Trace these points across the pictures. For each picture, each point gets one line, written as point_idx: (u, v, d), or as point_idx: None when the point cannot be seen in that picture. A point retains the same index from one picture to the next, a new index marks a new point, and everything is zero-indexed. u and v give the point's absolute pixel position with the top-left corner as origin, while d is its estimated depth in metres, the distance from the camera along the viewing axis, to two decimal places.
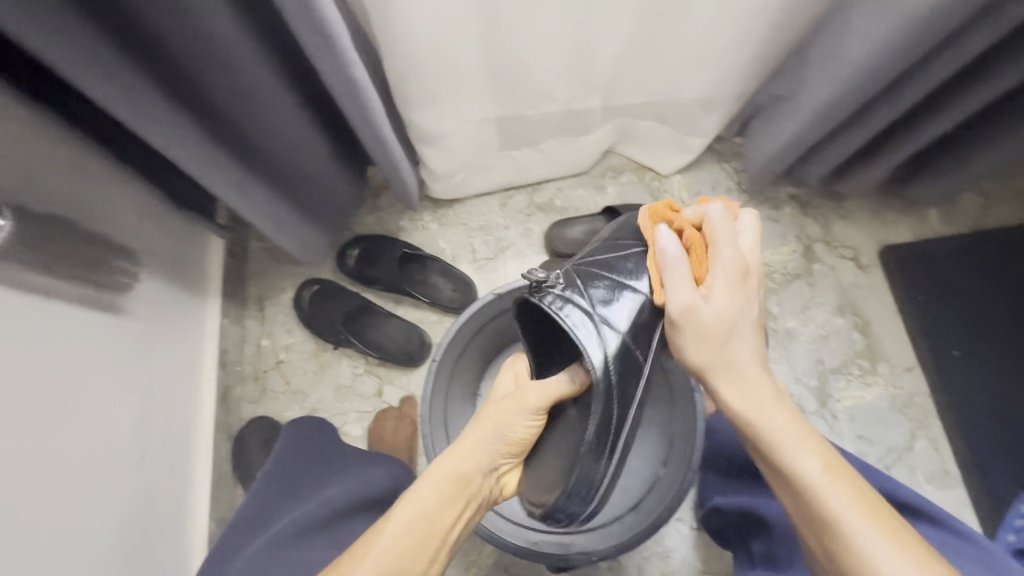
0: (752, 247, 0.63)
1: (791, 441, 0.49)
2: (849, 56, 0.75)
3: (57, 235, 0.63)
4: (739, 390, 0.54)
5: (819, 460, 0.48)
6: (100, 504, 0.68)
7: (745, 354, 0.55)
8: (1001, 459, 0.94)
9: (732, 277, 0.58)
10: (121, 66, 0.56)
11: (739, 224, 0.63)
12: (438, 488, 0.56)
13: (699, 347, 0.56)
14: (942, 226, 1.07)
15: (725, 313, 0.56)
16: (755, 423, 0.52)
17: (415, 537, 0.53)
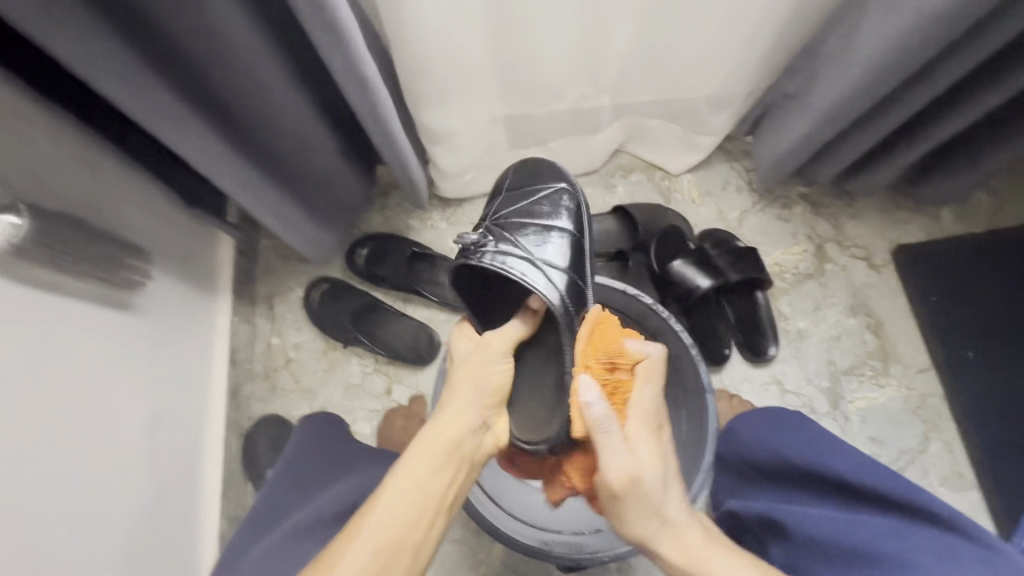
0: (658, 376, 0.63)
1: (738, 575, 0.51)
2: (862, 54, 0.74)
3: (69, 233, 0.64)
4: (679, 553, 0.55)
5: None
6: (112, 500, 0.69)
7: (679, 512, 0.58)
8: (1016, 461, 0.93)
9: (651, 426, 0.61)
10: (133, 63, 0.56)
11: (650, 374, 0.63)
12: (426, 454, 0.55)
13: (635, 505, 0.56)
14: (956, 226, 1.05)
15: (654, 474, 0.58)
16: (699, 574, 0.53)
17: (411, 504, 0.52)
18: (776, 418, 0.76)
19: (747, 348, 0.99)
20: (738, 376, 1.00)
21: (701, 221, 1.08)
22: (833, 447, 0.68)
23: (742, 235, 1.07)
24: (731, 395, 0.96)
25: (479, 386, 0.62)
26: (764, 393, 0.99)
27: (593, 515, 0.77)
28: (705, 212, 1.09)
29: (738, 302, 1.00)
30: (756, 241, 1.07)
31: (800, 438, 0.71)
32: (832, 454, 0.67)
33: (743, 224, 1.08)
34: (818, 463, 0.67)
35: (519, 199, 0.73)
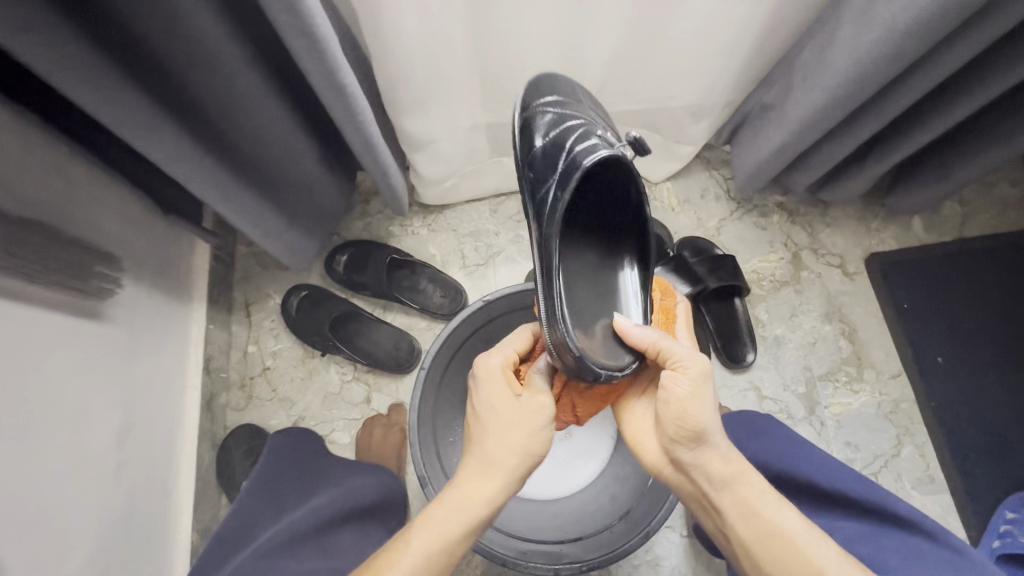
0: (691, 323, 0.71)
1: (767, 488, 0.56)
2: (835, 66, 0.76)
3: (34, 240, 0.62)
4: (726, 458, 0.56)
5: (792, 509, 0.54)
6: (80, 514, 0.67)
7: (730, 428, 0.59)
8: (983, 465, 0.95)
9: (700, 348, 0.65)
10: (106, 67, 0.55)
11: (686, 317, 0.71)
12: (459, 516, 0.54)
13: (708, 401, 0.56)
14: (926, 235, 1.08)
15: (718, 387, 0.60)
16: (734, 479, 0.56)
17: (433, 567, 0.52)
18: (750, 423, 0.76)
19: (725, 354, 1.00)
20: (717, 382, 1.01)
21: (680, 228, 1.09)
22: (806, 451, 0.68)
23: (721, 243, 1.09)
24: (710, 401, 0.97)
25: (523, 449, 0.57)
26: (742, 399, 1.00)
27: (572, 526, 0.78)
28: (684, 219, 1.10)
29: (717, 309, 1.02)
30: (733, 249, 1.08)
31: (770, 441, 0.72)
32: (805, 459, 0.67)
33: (721, 232, 1.09)
34: (789, 467, 0.68)
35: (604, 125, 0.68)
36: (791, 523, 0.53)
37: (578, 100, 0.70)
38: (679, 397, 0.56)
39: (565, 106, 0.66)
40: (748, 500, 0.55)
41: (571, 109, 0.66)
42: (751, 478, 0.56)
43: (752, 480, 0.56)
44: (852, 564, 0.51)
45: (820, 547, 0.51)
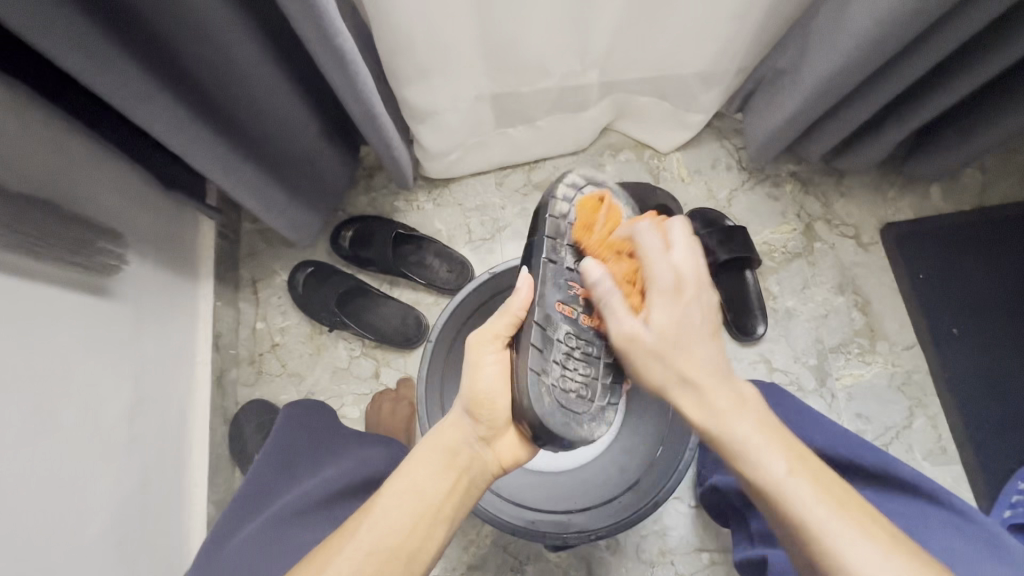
0: (667, 237, 0.54)
1: (747, 431, 0.49)
2: (855, 26, 0.72)
3: (36, 215, 0.61)
4: (695, 389, 0.51)
5: (781, 459, 0.48)
6: (94, 487, 0.68)
7: (704, 353, 0.52)
8: (996, 435, 0.94)
9: (666, 293, 0.53)
10: (99, 38, 0.53)
11: (672, 250, 0.54)
12: (422, 462, 0.56)
13: (682, 336, 0.52)
14: (944, 203, 1.05)
15: (670, 329, 0.52)
16: (720, 416, 0.50)
17: (404, 509, 0.53)
18: None
19: (736, 327, 0.99)
20: (727, 355, 1.00)
21: (690, 200, 1.07)
22: (810, 420, 0.68)
23: (732, 215, 1.06)
24: None
25: (474, 390, 0.60)
26: (752, 371, 0.99)
27: (580, 494, 0.78)
28: (694, 190, 1.08)
29: (727, 281, 1.00)
30: (745, 220, 1.06)
31: (777, 409, 0.72)
32: (810, 429, 0.67)
33: (732, 203, 1.07)
34: (794, 436, 0.68)
35: None
36: (771, 466, 0.47)
37: None
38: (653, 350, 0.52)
39: None
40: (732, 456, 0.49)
41: None
42: (719, 411, 0.50)
43: (734, 424, 0.49)
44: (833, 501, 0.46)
45: (798, 484, 0.47)
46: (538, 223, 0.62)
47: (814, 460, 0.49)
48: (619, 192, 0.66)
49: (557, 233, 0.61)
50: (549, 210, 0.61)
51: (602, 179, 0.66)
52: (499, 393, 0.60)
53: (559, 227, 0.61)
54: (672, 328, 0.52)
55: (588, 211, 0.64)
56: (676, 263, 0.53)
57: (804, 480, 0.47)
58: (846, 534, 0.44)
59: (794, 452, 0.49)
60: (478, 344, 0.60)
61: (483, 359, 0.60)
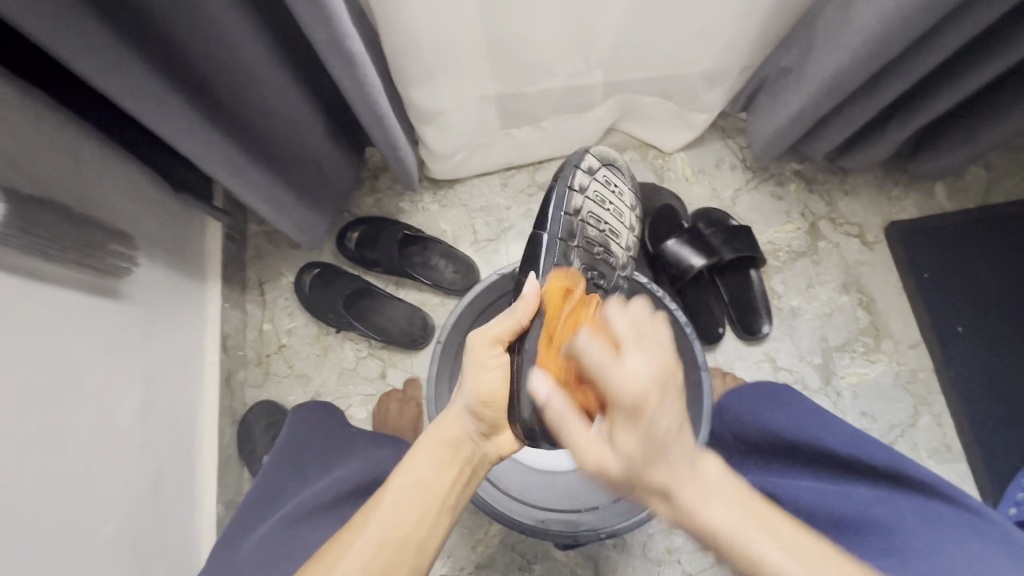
0: (627, 342, 0.49)
1: (722, 518, 0.47)
2: (860, 26, 0.72)
3: (48, 217, 0.62)
4: (680, 469, 0.48)
5: (752, 532, 0.46)
6: (106, 488, 0.68)
7: (681, 455, 0.48)
8: (1001, 433, 0.95)
9: (628, 416, 0.47)
10: (112, 41, 0.54)
11: (625, 357, 0.48)
12: (429, 456, 0.57)
13: (656, 421, 0.47)
14: (948, 202, 1.05)
15: (635, 452, 0.48)
16: (692, 496, 0.48)
17: (413, 502, 0.54)
18: (767, 392, 0.75)
19: (741, 326, 0.99)
20: (732, 354, 1.01)
21: (695, 200, 1.08)
22: (822, 421, 0.68)
23: (736, 214, 1.07)
24: (725, 373, 0.96)
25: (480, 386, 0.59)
26: (757, 370, 1.00)
27: (588, 493, 0.78)
28: (699, 190, 1.08)
29: (731, 280, 1.00)
30: (749, 220, 1.06)
31: (789, 409, 0.71)
32: (822, 429, 0.67)
33: (736, 202, 1.07)
34: (807, 436, 0.67)
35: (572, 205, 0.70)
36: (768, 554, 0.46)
37: (603, 183, 0.75)
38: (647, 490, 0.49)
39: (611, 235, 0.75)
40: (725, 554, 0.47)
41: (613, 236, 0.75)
42: (702, 511, 0.48)
43: (708, 514, 0.47)
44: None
45: (768, 545, 0.46)
46: (552, 215, 0.69)
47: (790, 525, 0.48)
48: (619, 173, 0.79)
49: (570, 229, 0.68)
50: (566, 204, 0.69)
51: (605, 161, 0.76)
52: (500, 392, 0.59)
53: (573, 224, 0.69)
54: (634, 427, 0.48)
55: (597, 196, 0.74)
56: (635, 378, 0.46)
57: (769, 540, 0.46)
58: None
59: (765, 513, 0.48)
60: (479, 343, 0.59)
61: (485, 356, 0.59)
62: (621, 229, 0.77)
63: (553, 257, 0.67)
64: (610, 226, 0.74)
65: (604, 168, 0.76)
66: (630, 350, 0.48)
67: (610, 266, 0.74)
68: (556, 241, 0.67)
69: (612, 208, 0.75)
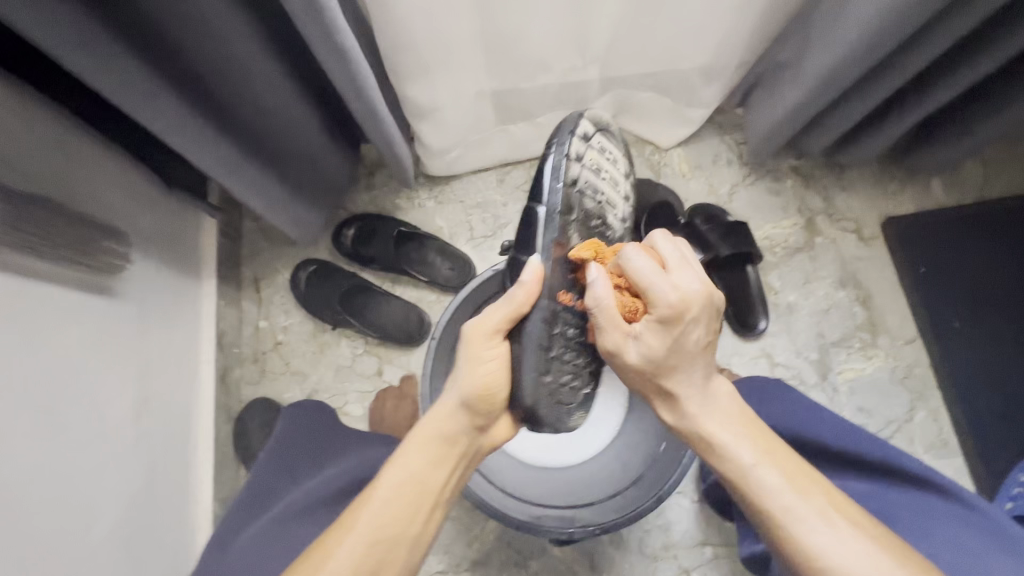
0: (682, 262, 0.51)
1: (724, 435, 0.54)
2: (857, 19, 0.72)
3: (40, 214, 0.61)
4: (696, 391, 0.55)
5: (747, 450, 0.53)
6: (100, 486, 0.68)
7: (694, 380, 0.55)
8: (998, 428, 0.95)
9: (669, 321, 0.50)
10: (103, 37, 0.53)
11: (672, 273, 0.51)
12: (422, 452, 0.56)
13: (695, 330, 0.52)
14: (945, 197, 1.05)
15: (666, 350, 0.52)
16: (701, 416, 0.55)
17: (403, 500, 0.54)
18: (761, 389, 0.75)
19: (737, 322, 0.99)
20: (729, 350, 1.01)
21: (691, 195, 1.07)
22: (815, 414, 0.68)
23: (733, 210, 1.06)
24: (721, 369, 0.96)
25: (475, 383, 0.57)
26: (754, 366, 1.00)
27: (584, 490, 0.78)
28: (696, 186, 1.08)
29: (728, 276, 1.00)
30: (746, 215, 1.06)
31: (783, 405, 0.71)
32: (817, 424, 0.67)
33: (733, 198, 1.07)
34: (802, 432, 0.68)
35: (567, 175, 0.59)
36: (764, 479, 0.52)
37: (596, 148, 0.64)
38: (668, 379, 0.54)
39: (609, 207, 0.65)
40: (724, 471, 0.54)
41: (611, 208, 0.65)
42: (704, 424, 0.55)
43: (715, 431, 0.54)
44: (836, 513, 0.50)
45: (768, 472, 0.52)
46: (548, 185, 0.58)
47: (781, 448, 0.55)
48: (611, 136, 0.68)
49: (569, 203, 0.58)
50: (562, 173, 0.58)
51: (600, 124, 0.65)
52: (500, 382, 0.58)
53: (572, 197, 0.59)
54: (674, 334, 0.51)
55: (593, 164, 0.63)
56: (679, 291, 0.50)
57: (773, 469, 0.52)
58: (812, 512, 0.50)
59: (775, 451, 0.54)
60: (475, 335, 0.58)
61: (480, 351, 0.58)
62: (616, 197, 0.67)
63: (551, 234, 0.57)
64: (608, 200, 0.65)
65: (599, 133, 0.65)
66: (684, 268, 0.51)
67: (608, 242, 0.66)
68: (555, 216, 0.57)
69: (609, 175, 0.65)
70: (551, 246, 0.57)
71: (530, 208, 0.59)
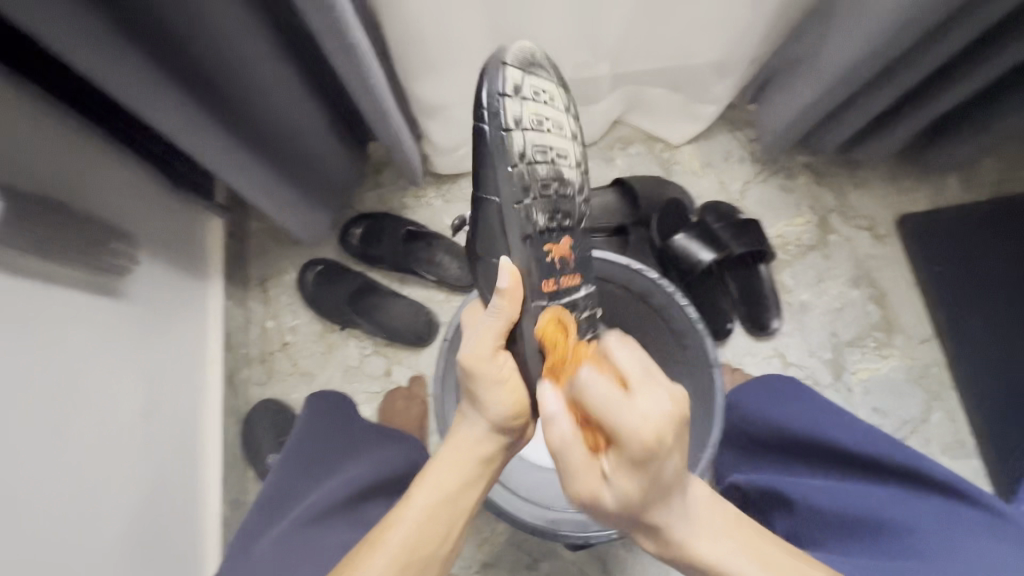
0: (640, 374, 0.46)
1: (716, 554, 0.49)
2: (876, 11, 0.70)
3: (48, 215, 0.61)
4: (684, 516, 0.50)
5: (755, 567, 0.48)
6: (109, 490, 0.68)
7: (672, 509, 0.49)
8: (1016, 429, 0.93)
9: (639, 463, 0.44)
10: (110, 36, 0.52)
11: (635, 396, 0.44)
12: (454, 472, 0.55)
13: (675, 457, 0.46)
14: (961, 194, 1.04)
15: (637, 490, 0.46)
16: (690, 538, 0.50)
17: (437, 521, 0.53)
18: (773, 387, 0.74)
19: (750, 321, 0.98)
20: (741, 350, 0.99)
21: (702, 193, 1.06)
22: (832, 416, 0.67)
23: (745, 207, 1.05)
24: (734, 369, 0.95)
25: (500, 404, 0.56)
26: (767, 366, 0.98)
27: None
28: (707, 183, 1.06)
29: (740, 275, 0.99)
30: (758, 213, 1.05)
31: (798, 406, 0.70)
32: (833, 426, 0.66)
33: (745, 195, 1.05)
34: (817, 434, 0.66)
35: (506, 153, 0.54)
36: None
37: (531, 91, 0.56)
38: (655, 515, 0.49)
39: (561, 152, 0.58)
40: None
41: (562, 151, 0.59)
42: (699, 551, 0.49)
43: (714, 555, 0.49)
44: None
45: None
46: (496, 174, 0.54)
47: (793, 562, 0.48)
48: (545, 72, 0.59)
49: (521, 185, 0.54)
50: (503, 158, 0.54)
51: (528, 64, 0.57)
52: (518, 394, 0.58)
53: (522, 177, 0.54)
54: (654, 466, 0.45)
55: (535, 121, 0.56)
56: (646, 424, 0.43)
57: None
58: None
59: (778, 545, 0.50)
60: (477, 360, 0.56)
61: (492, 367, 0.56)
62: (572, 148, 0.60)
63: (514, 232, 0.55)
64: (557, 150, 0.58)
65: (527, 75, 0.56)
66: (645, 393, 0.45)
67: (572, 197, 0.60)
68: (513, 207, 0.55)
69: (552, 121, 0.58)
70: (520, 245, 0.55)
71: (481, 199, 0.56)
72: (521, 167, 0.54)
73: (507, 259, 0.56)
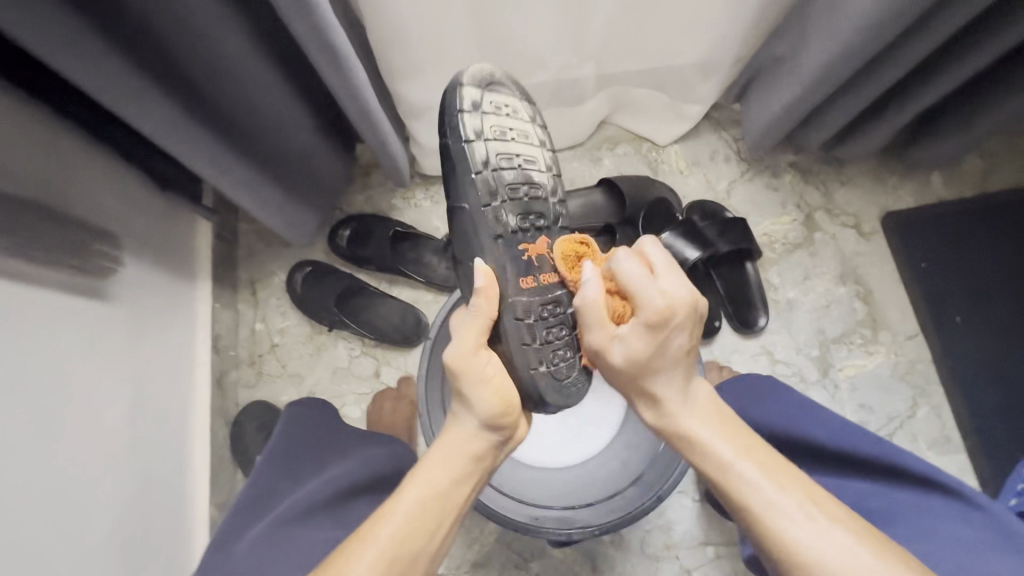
0: (666, 266, 0.53)
1: (704, 430, 0.53)
2: (854, 10, 0.71)
3: (31, 217, 0.61)
4: (683, 396, 0.55)
5: (732, 446, 0.52)
6: (95, 491, 0.67)
7: (674, 388, 0.54)
8: (1001, 423, 0.94)
9: (654, 325, 0.51)
10: (93, 38, 0.53)
11: (659, 277, 0.53)
12: (445, 466, 0.54)
13: (678, 334, 0.52)
14: (944, 190, 1.04)
15: (643, 351, 0.53)
16: (679, 414, 0.54)
17: (429, 513, 0.51)
18: (755, 385, 0.74)
19: (737, 319, 0.98)
20: (728, 348, 1.00)
21: (689, 192, 1.06)
22: (810, 413, 0.67)
23: (731, 206, 1.06)
24: (721, 367, 0.95)
25: (489, 401, 0.56)
26: (754, 363, 0.99)
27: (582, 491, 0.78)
28: (694, 182, 1.07)
29: (727, 273, 1.00)
30: (745, 211, 1.05)
31: (779, 403, 0.71)
32: (811, 423, 0.67)
33: (732, 194, 1.06)
34: (796, 431, 0.67)
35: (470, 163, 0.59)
36: (755, 483, 0.49)
37: (493, 108, 0.61)
38: (656, 384, 0.54)
39: (530, 158, 0.61)
40: (710, 475, 0.52)
41: (531, 158, 0.62)
42: (689, 424, 0.54)
43: (702, 431, 0.53)
44: (846, 518, 0.47)
45: (747, 467, 0.50)
46: (461, 182, 0.60)
47: (777, 458, 0.52)
48: (504, 89, 0.63)
49: (487, 192, 0.59)
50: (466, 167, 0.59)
51: (484, 82, 0.61)
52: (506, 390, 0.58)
53: (488, 183, 0.59)
54: (659, 334, 0.52)
55: (496, 130, 0.60)
56: (663, 295, 0.51)
57: (753, 465, 0.50)
58: (798, 510, 0.47)
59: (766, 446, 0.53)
60: (461, 359, 0.56)
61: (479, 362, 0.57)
62: (541, 153, 0.63)
63: (482, 233, 0.59)
64: (523, 156, 0.61)
65: (487, 92, 0.61)
66: (665, 275, 0.53)
67: (546, 198, 0.63)
68: (481, 212, 0.59)
69: (517, 131, 0.62)
70: (491, 244, 0.59)
71: (456, 209, 0.62)
72: (486, 173, 0.59)
73: (483, 259, 0.60)
